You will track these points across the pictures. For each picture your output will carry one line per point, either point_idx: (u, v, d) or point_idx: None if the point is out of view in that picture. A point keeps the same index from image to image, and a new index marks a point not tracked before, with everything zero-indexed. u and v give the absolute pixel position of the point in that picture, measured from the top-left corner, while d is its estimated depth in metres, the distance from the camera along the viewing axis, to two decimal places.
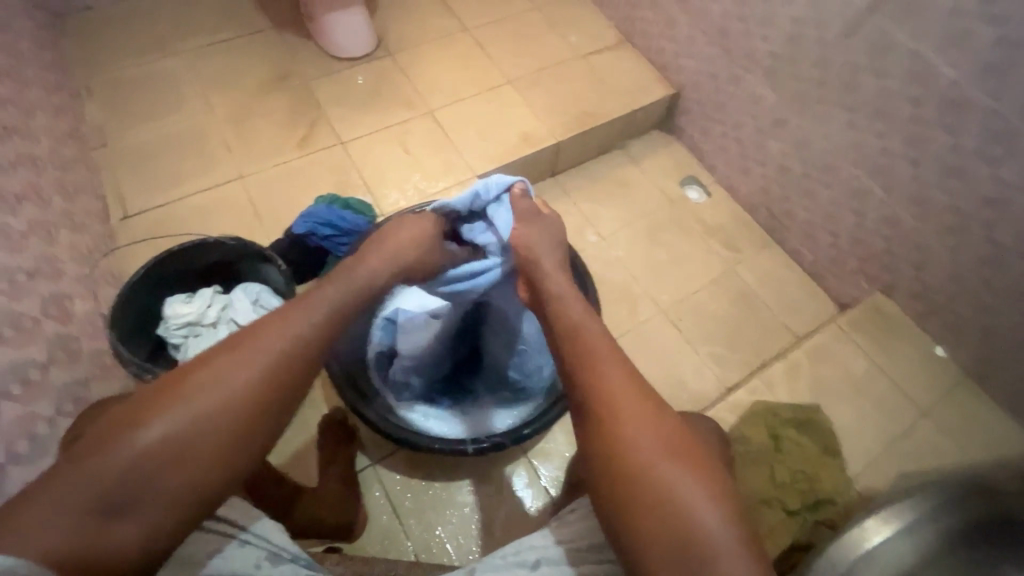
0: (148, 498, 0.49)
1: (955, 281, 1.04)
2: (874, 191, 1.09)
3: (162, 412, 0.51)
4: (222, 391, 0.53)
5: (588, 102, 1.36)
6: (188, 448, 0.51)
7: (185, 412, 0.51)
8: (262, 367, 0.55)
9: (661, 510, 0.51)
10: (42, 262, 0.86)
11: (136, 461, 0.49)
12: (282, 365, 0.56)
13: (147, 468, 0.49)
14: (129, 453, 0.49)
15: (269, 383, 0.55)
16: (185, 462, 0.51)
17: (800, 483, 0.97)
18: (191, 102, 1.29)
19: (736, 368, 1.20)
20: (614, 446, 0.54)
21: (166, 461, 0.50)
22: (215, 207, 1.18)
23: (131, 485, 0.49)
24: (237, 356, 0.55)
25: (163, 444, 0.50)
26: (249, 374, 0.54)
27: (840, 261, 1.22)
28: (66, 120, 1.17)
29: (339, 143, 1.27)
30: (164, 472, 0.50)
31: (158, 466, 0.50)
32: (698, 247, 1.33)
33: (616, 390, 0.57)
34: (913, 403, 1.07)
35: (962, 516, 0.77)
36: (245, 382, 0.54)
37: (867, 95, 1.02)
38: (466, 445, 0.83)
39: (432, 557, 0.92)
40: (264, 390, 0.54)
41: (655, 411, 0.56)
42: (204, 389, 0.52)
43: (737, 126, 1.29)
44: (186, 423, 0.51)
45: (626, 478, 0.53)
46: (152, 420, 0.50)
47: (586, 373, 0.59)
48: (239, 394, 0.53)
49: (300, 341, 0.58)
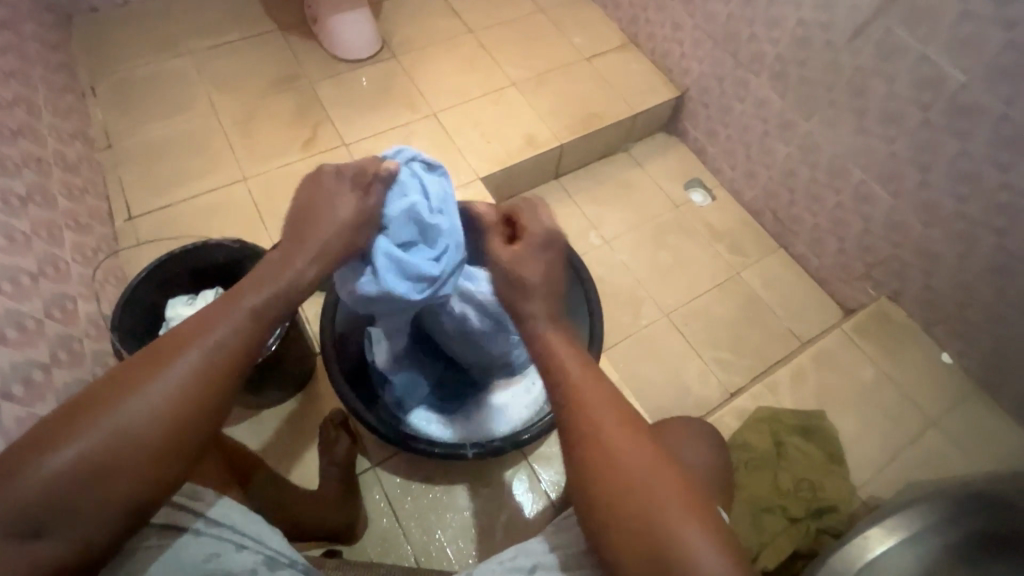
0: (71, 516, 0.45)
1: (961, 287, 1.03)
2: (880, 195, 1.08)
3: (86, 423, 0.46)
4: (146, 404, 0.48)
5: (592, 104, 1.36)
6: (113, 463, 0.47)
7: (107, 426, 0.47)
8: (193, 373, 0.51)
9: (651, 541, 0.49)
10: (46, 262, 0.87)
11: (54, 480, 0.45)
12: (214, 367, 0.52)
13: (68, 486, 0.45)
14: (52, 467, 0.45)
15: (198, 390, 0.51)
16: (110, 476, 0.47)
17: (804, 490, 0.96)
18: (196, 103, 1.30)
19: (739, 371, 1.19)
20: (599, 475, 0.52)
21: (90, 478, 0.46)
22: (219, 209, 1.18)
23: (56, 502, 0.45)
24: (165, 363, 0.50)
25: (83, 460, 0.46)
26: (178, 381, 0.50)
27: (846, 266, 1.21)
28: (72, 121, 1.18)
29: (343, 145, 1.27)
30: (87, 490, 0.46)
31: (86, 481, 0.46)
32: (702, 250, 1.32)
33: (600, 417, 0.54)
34: (919, 410, 1.06)
35: (970, 527, 0.76)
36: (177, 389, 0.50)
37: (875, 98, 1.01)
38: (468, 450, 0.84)
39: (432, 561, 0.92)
40: (191, 400, 0.50)
41: (632, 420, 0.55)
42: (130, 399, 0.48)
43: (743, 128, 1.29)
44: (113, 434, 0.47)
45: (615, 507, 0.51)
46: (69, 436, 0.46)
47: (570, 397, 0.56)
48: (168, 403, 0.49)
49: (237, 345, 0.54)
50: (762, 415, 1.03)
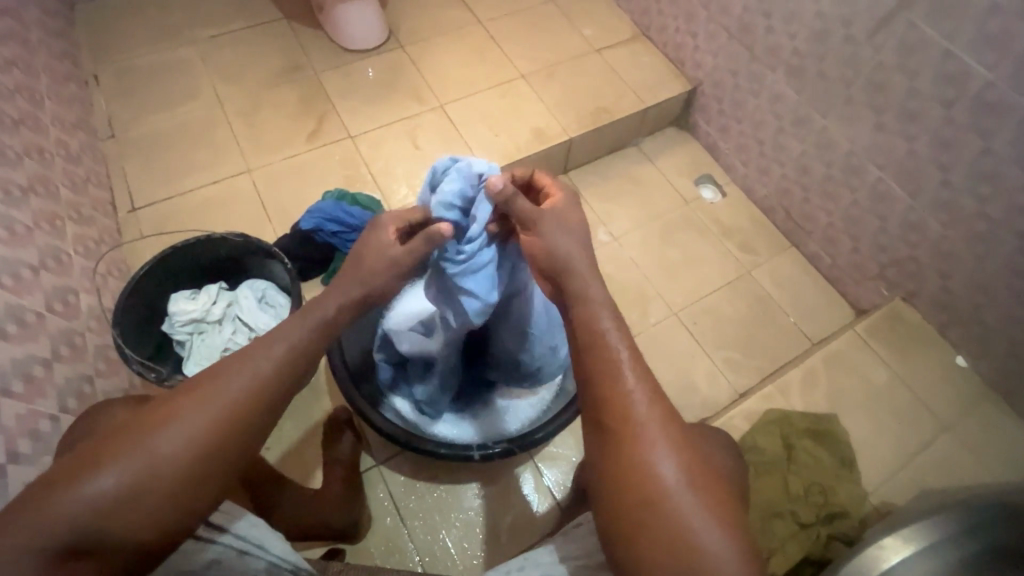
0: (108, 537, 0.45)
1: (978, 290, 1.01)
2: (898, 195, 1.05)
3: (132, 442, 0.47)
4: (190, 424, 0.48)
5: (602, 97, 1.33)
6: (152, 483, 0.46)
7: (152, 445, 0.47)
8: (238, 399, 0.51)
9: (671, 553, 0.47)
10: (48, 255, 0.86)
11: (93, 500, 0.44)
12: (257, 396, 0.52)
13: (108, 506, 0.45)
14: (96, 484, 0.45)
15: (242, 412, 0.51)
16: (151, 496, 0.46)
17: (814, 495, 0.94)
18: (200, 93, 1.28)
19: (748, 372, 1.17)
20: (626, 479, 0.50)
21: (130, 497, 0.45)
22: (223, 201, 1.17)
23: (94, 520, 0.44)
24: (209, 385, 0.51)
25: (127, 479, 0.45)
26: (221, 403, 0.50)
27: (859, 266, 1.19)
28: (75, 110, 1.16)
29: (348, 137, 1.25)
30: (126, 510, 0.45)
31: (125, 501, 0.45)
32: (712, 248, 1.30)
33: (636, 414, 0.52)
34: (932, 414, 1.04)
35: (987, 538, 0.74)
36: (221, 414, 0.50)
37: (895, 95, 0.98)
38: (473, 451, 0.82)
39: (437, 561, 0.91)
40: (234, 422, 0.50)
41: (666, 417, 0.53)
42: (175, 418, 0.48)
43: (756, 124, 1.26)
44: (158, 455, 0.47)
45: (641, 513, 0.49)
46: (116, 454, 0.46)
47: (605, 396, 0.53)
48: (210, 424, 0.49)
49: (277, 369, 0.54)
50: (772, 417, 1.02)
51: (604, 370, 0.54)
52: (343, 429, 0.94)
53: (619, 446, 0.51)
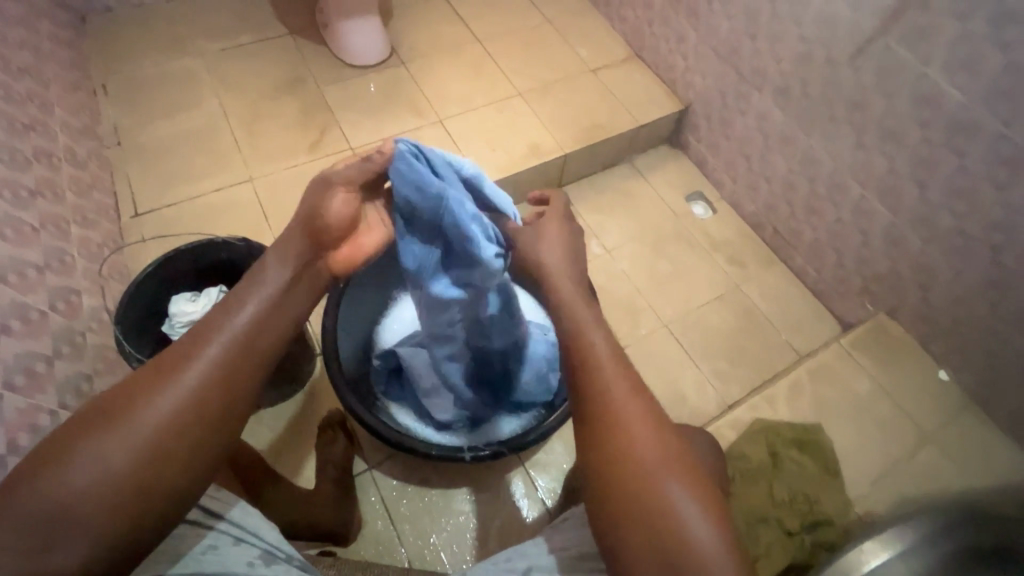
0: (80, 529, 0.45)
1: (958, 303, 1.04)
2: (880, 212, 1.09)
3: (99, 433, 0.48)
4: (149, 412, 0.49)
5: (597, 114, 1.38)
6: (113, 470, 0.47)
7: (113, 433, 0.48)
8: (195, 382, 0.52)
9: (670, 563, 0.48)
10: (52, 256, 0.88)
11: (59, 494, 0.45)
12: (214, 377, 0.53)
13: (82, 494, 0.46)
14: (66, 475, 0.45)
15: (201, 395, 0.52)
16: (115, 485, 0.47)
17: (800, 503, 0.96)
18: (205, 103, 1.32)
19: (737, 383, 1.20)
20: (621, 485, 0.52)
21: (104, 484, 0.46)
22: (225, 208, 1.19)
23: (70, 508, 0.45)
24: (167, 375, 0.51)
25: (92, 471, 0.46)
26: (182, 389, 0.51)
27: (844, 280, 1.22)
28: (82, 118, 1.19)
29: (349, 149, 1.28)
30: (90, 500, 0.46)
31: (98, 487, 0.46)
32: (702, 261, 1.33)
33: (626, 423, 0.54)
34: (916, 425, 1.06)
35: (963, 541, 0.76)
36: (179, 397, 0.51)
37: (875, 116, 1.02)
38: (464, 452, 0.84)
39: (426, 564, 0.92)
40: (196, 406, 0.51)
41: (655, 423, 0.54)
42: (135, 405, 0.49)
43: (744, 142, 1.30)
44: (125, 441, 0.48)
45: (639, 519, 0.50)
46: (80, 450, 0.47)
47: (596, 395, 0.56)
48: (172, 408, 0.50)
49: (230, 349, 0.54)
50: (758, 426, 1.04)
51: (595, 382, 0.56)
52: (337, 432, 0.96)
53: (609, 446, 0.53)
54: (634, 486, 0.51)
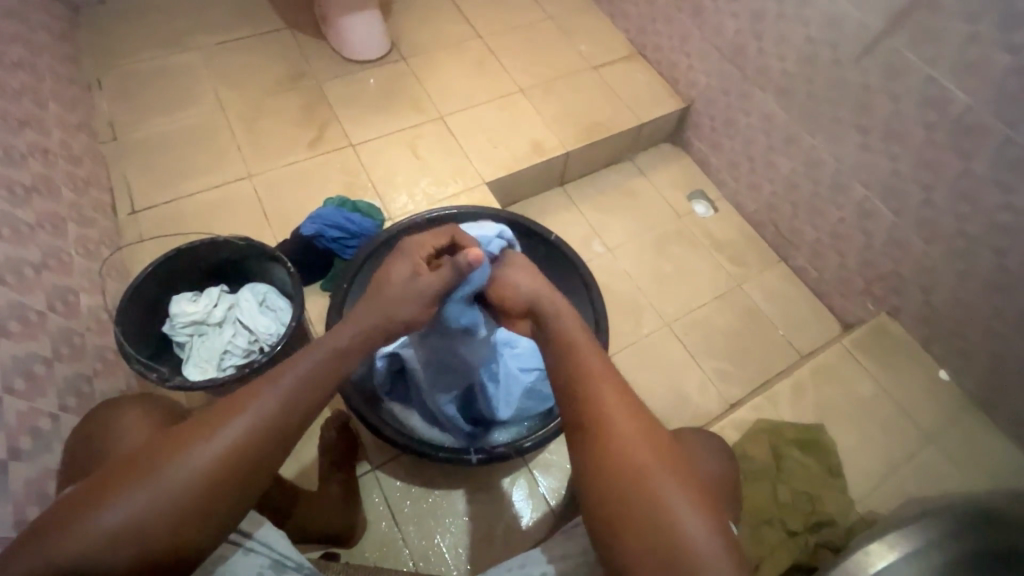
0: (107, 571, 0.46)
1: (961, 305, 1.04)
2: (883, 213, 1.09)
3: (141, 479, 0.48)
4: (189, 467, 0.49)
5: (599, 113, 1.37)
6: (144, 524, 0.47)
7: (148, 487, 0.48)
8: (238, 437, 0.52)
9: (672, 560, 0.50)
10: (50, 255, 0.86)
11: (93, 535, 0.46)
12: (257, 437, 0.52)
13: (114, 539, 0.46)
14: (104, 517, 0.46)
15: (239, 453, 0.51)
16: (146, 533, 0.47)
17: (802, 504, 0.96)
18: (203, 98, 1.30)
19: (739, 383, 1.20)
20: (617, 491, 0.54)
21: (137, 533, 0.47)
22: (224, 205, 1.18)
23: (100, 551, 0.46)
24: (213, 427, 0.52)
25: (128, 516, 0.47)
26: (224, 445, 0.51)
27: (846, 280, 1.22)
28: (77, 113, 1.17)
29: (348, 145, 1.27)
30: (118, 550, 0.46)
31: (130, 534, 0.47)
32: (704, 261, 1.33)
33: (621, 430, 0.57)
34: (917, 426, 1.07)
35: (967, 544, 0.76)
36: (220, 453, 0.51)
37: (881, 117, 1.02)
38: (472, 455, 0.84)
39: (431, 565, 0.91)
40: (234, 463, 0.51)
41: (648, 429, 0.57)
42: (174, 462, 0.49)
43: (747, 142, 1.30)
44: (162, 490, 0.48)
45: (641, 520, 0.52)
46: (122, 493, 0.48)
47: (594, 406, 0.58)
48: (208, 468, 0.50)
49: (275, 407, 0.54)
50: (761, 427, 1.04)
51: (590, 395, 0.59)
52: (342, 433, 0.95)
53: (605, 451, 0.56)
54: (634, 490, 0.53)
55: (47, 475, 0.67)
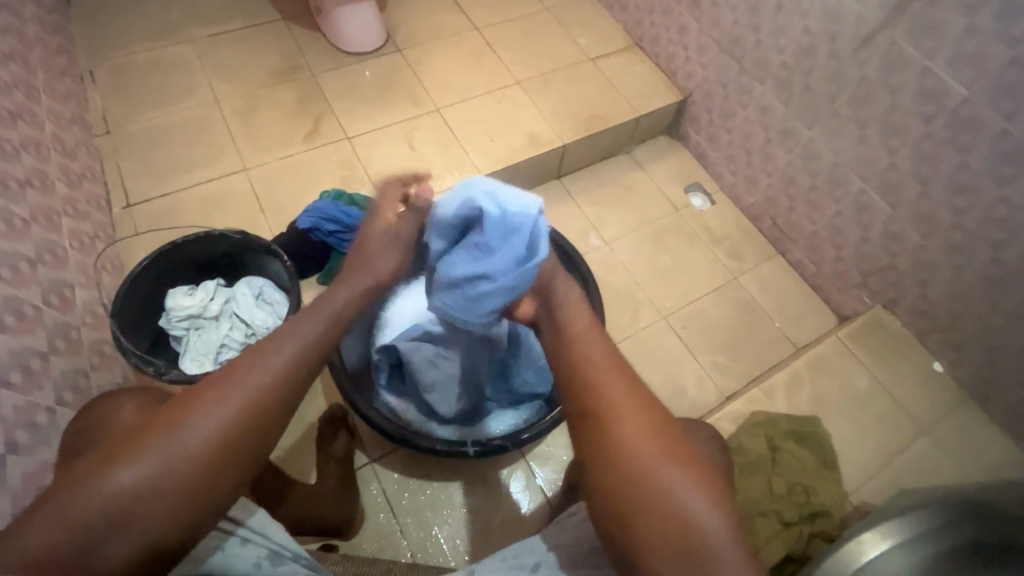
0: (120, 538, 0.47)
1: (956, 298, 1.05)
2: (879, 206, 1.09)
3: (146, 448, 0.49)
4: (193, 435, 0.50)
5: (597, 105, 1.36)
6: (154, 490, 0.48)
7: (152, 459, 0.48)
8: (243, 403, 0.53)
9: (685, 555, 0.50)
10: (44, 249, 0.86)
11: (103, 504, 0.46)
12: (260, 402, 0.54)
13: (124, 505, 0.47)
14: (111, 486, 0.47)
15: (244, 418, 0.52)
16: (156, 500, 0.48)
17: (797, 495, 0.97)
18: (198, 90, 1.29)
19: (735, 376, 1.20)
20: (626, 485, 0.53)
21: (146, 500, 0.48)
22: (219, 198, 1.17)
23: (110, 518, 0.47)
24: (213, 396, 0.52)
25: (134, 484, 0.47)
26: (229, 411, 0.52)
27: (842, 273, 1.23)
28: (70, 106, 1.16)
29: (344, 138, 1.27)
30: (129, 517, 0.47)
31: (141, 501, 0.47)
32: (701, 254, 1.33)
33: (628, 425, 0.55)
34: (911, 418, 1.08)
35: (962, 535, 0.77)
36: (225, 420, 0.51)
37: (878, 110, 1.02)
38: (469, 448, 0.84)
39: (428, 556, 0.92)
40: (240, 428, 0.52)
41: (657, 421, 0.56)
42: (162, 446, 0.49)
43: (745, 134, 1.30)
44: (168, 458, 0.49)
45: (653, 516, 0.51)
46: (127, 462, 0.48)
47: (598, 401, 0.57)
48: (199, 451, 0.50)
49: (276, 376, 0.55)
50: (757, 419, 1.04)
51: (592, 382, 0.58)
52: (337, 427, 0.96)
53: (610, 445, 0.55)
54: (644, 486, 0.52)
55: (44, 469, 0.67)
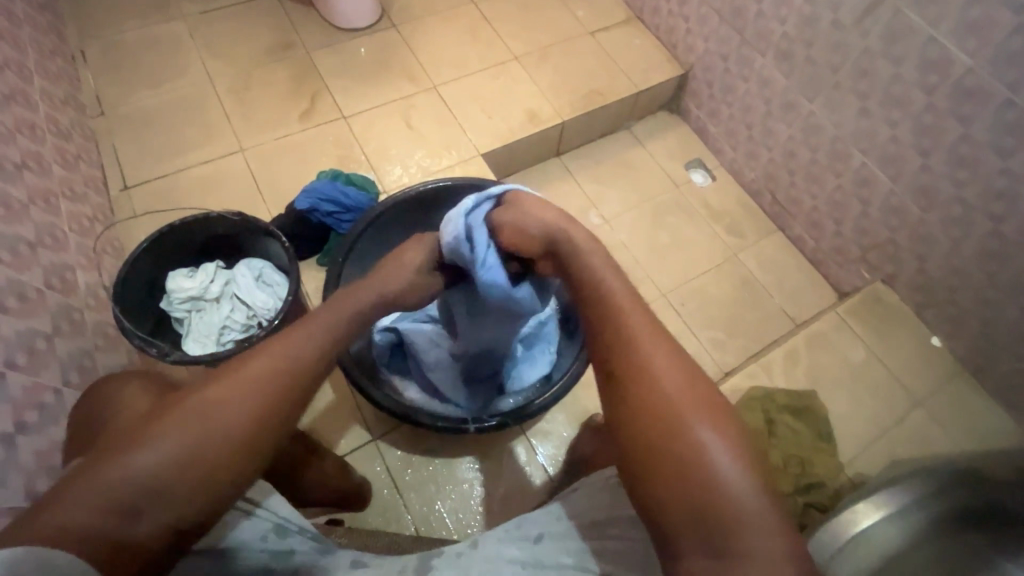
0: (161, 504, 0.48)
1: (955, 271, 1.05)
2: (880, 180, 1.08)
3: (181, 416, 0.50)
4: (226, 403, 0.52)
5: (596, 80, 1.34)
6: (192, 456, 0.49)
7: (188, 425, 0.50)
8: (271, 371, 0.55)
9: (710, 524, 0.46)
10: (44, 232, 0.86)
11: (141, 470, 0.47)
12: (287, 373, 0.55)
13: (163, 472, 0.48)
14: (147, 451, 0.48)
15: (275, 386, 0.54)
16: (193, 466, 0.49)
17: (793, 467, 0.99)
18: (191, 69, 1.27)
19: (733, 351, 1.21)
20: (656, 445, 0.49)
21: (184, 465, 0.49)
22: (216, 180, 1.17)
23: (150, 485, 0.47)
24: (243, 367, 0.54)
25: (171, 449, 0.49)
26: (261, 380, 0.54)
27: (841, 248, 1.23)
28: (62, 86, 1.15)
29: (341, 117, 1.25)
30: (168, 483, 0.48)
31: (179, 466, 0.48)
32: (701, 230, 1.33)
33: (663, 385, 0.52)
34: (907, 391, 1.09)
35: (954, 504, 0.79)
36: (257, 389, 0.53)
37: (880, 81, 1.01)
38: (468, 425, 0.84)
39: (432, 530, 0.94)
40: (272, 395, 0.54)
41: (696, 385, 0.52)
42: (203, 424, 0.50)
43: (746, 108, 1.28)
44: (204, 424, 0.50)
45: (682, 479, 0.48)
46: (163, 430, 0.49)
47: (635, 358, 0.54)
48: (235, 430, 0.51)
49: (301, 352, 0.57)
50: (755, 394, 1.06)
51: (628, 337, 0.55)
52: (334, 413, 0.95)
53: (645, 404, 0.51)
54: (678, 450, 0.49)
55: (55, 448, 0.68)
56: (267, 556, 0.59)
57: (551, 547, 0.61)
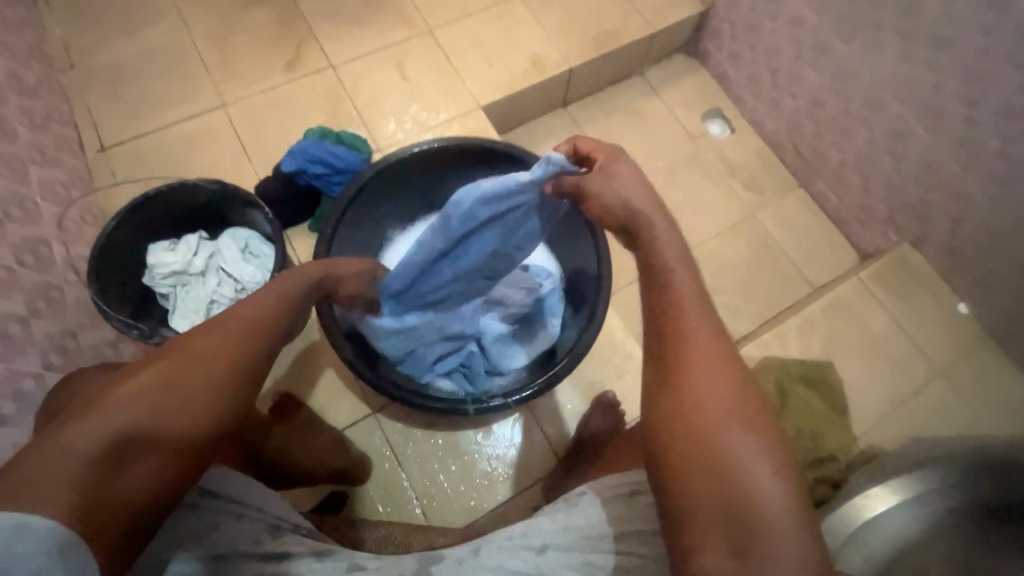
0: (145, 448, 0.49)
1: (990, 235, 0.97)
2: (917, 133, 0.99)
3: (158, 363, 0.51)
4: (204, 350, 0.53)
5: (608, 20, 1.21)
6: (172, 400, 0.50)
7: (168, 369, 0.51)
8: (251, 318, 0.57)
9: (739, 527, 0.46)
10: (12, 203, 0.80)
11: (121, 416, 0.48)
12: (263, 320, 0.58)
13: (145, 415, 0.49)
14: (125, 394, 0.49)
15: (254, 330, 0.57)
16: (175, 407, 0.50)
17: (803, 440, 0.95)
18: (164, 14, 1.16)
19: (746, 317, 1.16)
20: (693, 442, 0.49)
21: (165, 409, 0.50)
22: (198, 138, 1.09)
23: (132, 431, 0.48)
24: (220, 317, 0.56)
25: (150, 392, 0.50)
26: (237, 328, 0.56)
27: (867, 208, 1.14)
28: (25, 36, 1.05)
29: (329, 66, 1.15)
30: (153, 426, 0.49)
31: (159, 411, 0.50)
32: (717, 188, 1.24)
33: (706, 385, 0.51)
34: (927, 360, 1.04)
35: (971, 486, 0.76)
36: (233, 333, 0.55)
37: (928, 19, 0.89)
38: (469, 406, 0.81)
39: (434, 502, 0.94)
40: (251, 338, 0.56)
41: (742, 391, 0.51)
42: (185, 376, 0.51)
43: (772, 51, 1.16)
44: (182, 368, 0.52)
45: (715, 480, 0.47)
46: (139, 376, 0.50)
47: (681, 352, 0.52)
48: (215, 373, 0.53)
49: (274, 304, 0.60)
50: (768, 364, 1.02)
51: (679, 328, 0.53)
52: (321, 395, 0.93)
53: (684, 399, 0.51)
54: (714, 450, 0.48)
55: None
56: (258, 558, 0.56)
57: (556, 560, 0.59)
